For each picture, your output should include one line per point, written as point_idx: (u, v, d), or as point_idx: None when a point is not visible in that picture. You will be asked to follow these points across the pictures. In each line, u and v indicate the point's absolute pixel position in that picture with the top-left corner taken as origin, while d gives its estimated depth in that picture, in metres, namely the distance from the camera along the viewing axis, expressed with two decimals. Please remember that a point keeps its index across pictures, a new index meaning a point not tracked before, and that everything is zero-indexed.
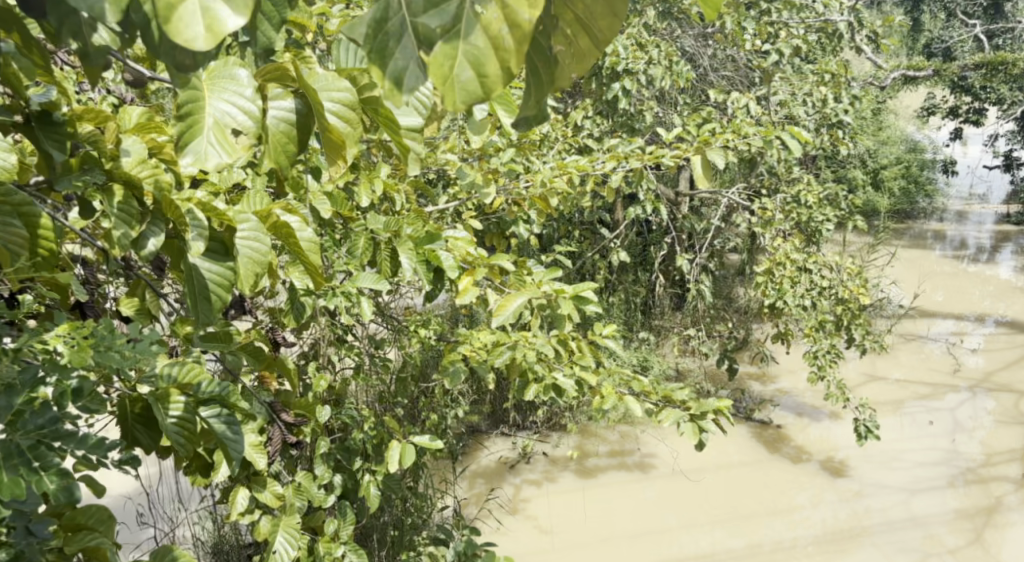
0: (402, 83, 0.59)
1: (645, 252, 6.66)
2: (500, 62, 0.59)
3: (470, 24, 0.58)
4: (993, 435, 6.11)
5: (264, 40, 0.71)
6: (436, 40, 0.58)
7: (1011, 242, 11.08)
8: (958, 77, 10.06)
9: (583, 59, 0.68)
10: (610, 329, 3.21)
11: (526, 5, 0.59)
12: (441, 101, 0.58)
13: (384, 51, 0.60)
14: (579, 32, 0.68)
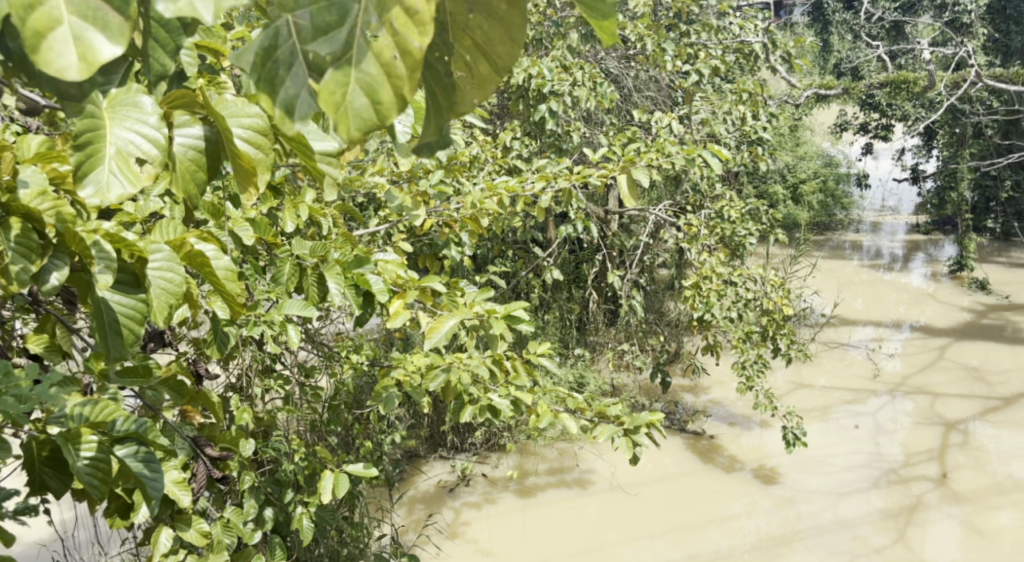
0: (294, 111, 0.59)
1: (577, 270, 6.74)
2: (393, 87, 0.59)
3: (361, 51, 0.58)
4: (913, 436, 6.31)
5: (159, 66, 0.71)
6: (327, 67, 0.58)
7: (923, 251, 11.52)
8: (867, 95, 10.44)
9: (484, 84, 0.68)
10: (543, 347, 3.22)
11: (416, 33, 0.59)
12: (335, 129, 0.58)
13: (275, 79, 0.59)
14: (477, 57, 0.68)
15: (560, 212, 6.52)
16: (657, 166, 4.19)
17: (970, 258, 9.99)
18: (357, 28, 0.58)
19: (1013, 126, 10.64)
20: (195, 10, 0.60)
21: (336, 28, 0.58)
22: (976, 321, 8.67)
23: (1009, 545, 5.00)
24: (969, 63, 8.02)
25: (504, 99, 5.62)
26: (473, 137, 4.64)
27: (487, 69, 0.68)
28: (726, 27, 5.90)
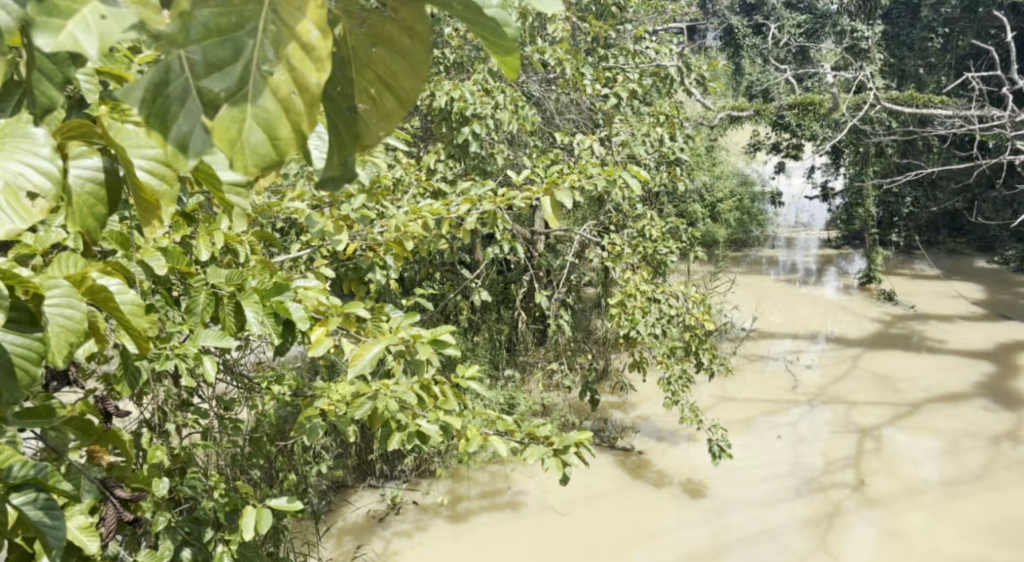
0: (188, 147, 0.62)
1: (505, 291, 6.76)
2: (291, 123, 0.64)
3: (258, 86, 0.62)
4: (830, 444, 6.49)
5: (44, 99, 0.77)
6: (222, 103, 0.62)
7: (835, 265, 11.92)
8: (777, 117, 10.78)
9: (388, 118, 0.74)
10: (472, 369, 3.21)
11: (313, 70, 0.64)
12: (231, 161, 0.62)
13: (167, 115, 0.62)
14: (382, 92, 0.74)
15: (486, 234, 6.54)
16: (579, 187, 4.25)
17: (878, 271, 10.38)
18: (253, 63, 0.62)
19: (912, 145, 11.15)
20: (78, 41, 0.63)
21: (230, 64, 0.61)
22: (886, 330, 9.00)
23: (925, 547, 5.16)
24: (869, 86, 8.38)
25: (427, 122, 5.63)
26: (397, 160, 4.63)
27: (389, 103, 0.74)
28: (643, 51, 6.04)
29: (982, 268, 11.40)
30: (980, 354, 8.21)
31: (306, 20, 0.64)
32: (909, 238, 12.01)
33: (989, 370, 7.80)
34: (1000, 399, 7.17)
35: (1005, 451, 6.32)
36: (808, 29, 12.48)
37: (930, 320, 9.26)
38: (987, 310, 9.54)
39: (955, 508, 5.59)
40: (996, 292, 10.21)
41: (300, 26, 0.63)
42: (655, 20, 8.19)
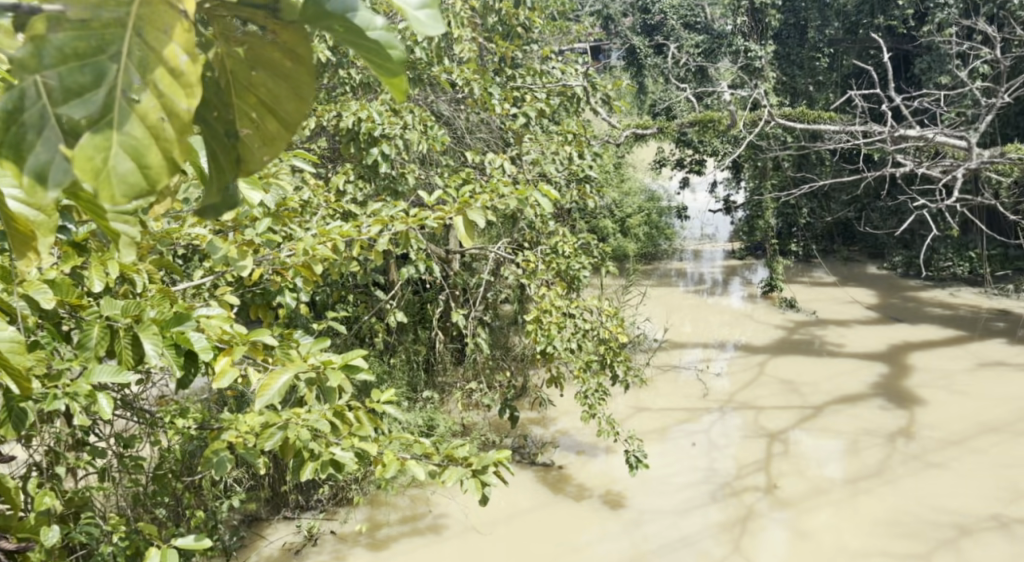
0: (49, 175, 0.85)
1: (422, 311, 6.76)
2: (159, 149, 0.85)
3: (125, 113, 0.84)
4: (741, 449, 6.65)
5: None
6: (84, 129, 0.83)
7: (739, 275, 12.25)
8: (680, 133, 11.02)
9: (271, 138, 1.08)
10: (387, 393, 3.16)
11: (181, 97, 0.87)
12: (98, 187, 0.83)
13: (22, 143, 0.85)
14: (265, 114, 1.08)
15: (400, 255, 6.47)
16: (490, 206, 4.24)
17: (779, 279, 10.72)
18: (113, 91, 0.84)
19: (806, 158, 11.58)
20: None
21: (92, 91, 0.83)
22: (788, 336, 9.29)
23: (832, 544, 5.32)
24: (764, 102, 8.67)
25: (335, 142, 5.54)
26: (305, 182, 4.56)
27: (271, 126, 1.08)
28: (549, 71, 6.09)
29: (874, 274, 11.88)
30: (875, 355, 8.55)
31: (172, 44, 0.86)
32: (807, 247, 12.47)
33: (884, 370, 8.13)
34: (894, 398, 7.48)
35: (901, 447, 6.59)
36: (706, 49, 12.89)
37: (829, 326, 9.60)
38: (880, 314, 9.95)
39: (858, 505, 5.79)
40: (888, 296, 10.65)
41: (167, 52, 0.86)
42: (560, 39, 8.30)
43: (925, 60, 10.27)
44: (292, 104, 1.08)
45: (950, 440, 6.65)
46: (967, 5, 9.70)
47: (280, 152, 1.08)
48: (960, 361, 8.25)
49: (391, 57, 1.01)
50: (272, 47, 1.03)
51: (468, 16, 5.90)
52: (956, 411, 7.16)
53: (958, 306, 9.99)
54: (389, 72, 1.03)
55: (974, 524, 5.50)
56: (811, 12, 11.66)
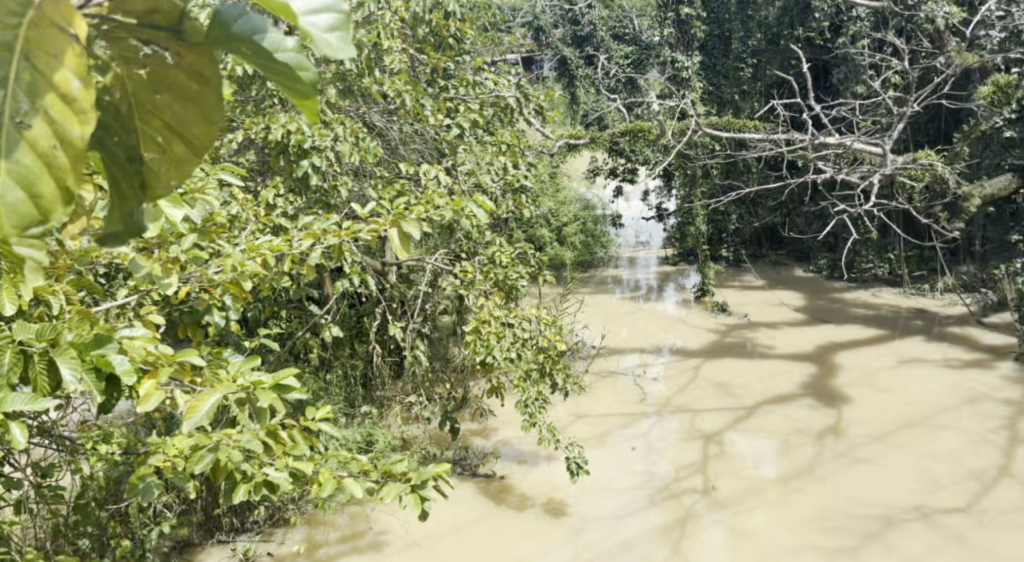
0: None
1: (359, 326, 6.72)
2: (51, 173, 1.01)
3: (18, 143, 0.99)
4: (678, 452, 6.74)
5: None
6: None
7: (673, 281, 12.43)
8: (612, 143, 11.14)
9: (178, 159, 1.18)
10: (322, 412, 3.10)
11: (74, 125, 1.02)
12: None
13: None
14: (173, 138, 1.18)
15: (335, 268, 6.39)
16: (425, 218, 4.23)
17: (711, 284, 10.91)
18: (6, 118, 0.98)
19: (733, 166, 11.83)
20: None
21: None
22: (721, 340, 9.47)
23: (769, 542, 5.43)
24: (691, 112, 8.82)
25: (265, 154, 5.46)
26: (233, 196, 4.48)
27: (181, 149, 1.19)
28: (482, 82, 6.10)
29: (801, 277, 12.19)
30: (804, 356, 8.76)
31: (64, 70, 1.00)
32: (737, 252, 12.74)
33: (813, 370, 8.34)
34: (822, 397, 7.67)
35: (829, 444, 6.77)
36: (635, 60, 13.09)
37: (759, 328, 9.81)
38: (808, 315, 10.22)
39: (791, 502, 5.92)
40: (814, 298, 10.94)
41: (59, 77, 1.00)
42: (493, 50, 8.32)
43: (840, 71, 10.62)
44: (198, 129, 1.19)
45: (876, 435, 6.85)
46: (878, 19, 10.09)
47: (185, 173, 1.17)
48: (883, 358, 8.51)
49: (304, 79, 1.09)
50: (181, 72, 1.15)
51: (398, 28, 5.86)
52: (881, 407, 7.38)
53: (879, 306, 10.31)
54: (303, 95, 1.10)
55: (899, 515, 5.68)
56: (734, 23, 12.15)
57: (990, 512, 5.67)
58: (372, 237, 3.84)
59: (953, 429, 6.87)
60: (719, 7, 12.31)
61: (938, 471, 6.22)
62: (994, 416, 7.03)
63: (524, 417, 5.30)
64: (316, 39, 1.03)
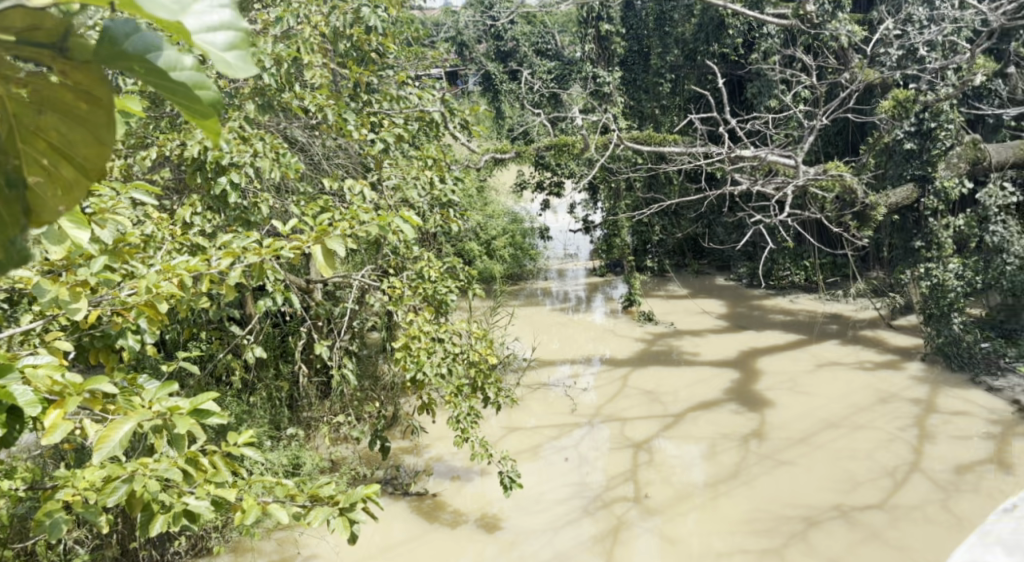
0: None
1: (283, 345, 6.59)
2: None
3: None
4: (609, 461, 6.79)
5: None
6: None
7: (600, 292, 12.56)
8: (537, 158, 11.03)
9: (62, 184, 1.21)
10: (245, 436, 3.03)
11: None
12: None
13: None
14: (56, 160, 1.21)
15: (258, 287, 6.24)
16: (351, 234, 4.22)
17: (637, 294, 11.06)
18: None
19: (656, 178, 12.03)
20: None
21: None
22: (647, 348, 9.59)
23: (700, 547, 5.53)
24: (613, 124, 8.92)
25: (181, 171, 5.32)
26: (148, 215, 4.34)
27: (66, 172, 1.22)
28: (405, 96, 6.05)
29: (722, 285, 12.46)
30: (727, 362, 8.94)
31: None
32: (661, 262, 12.96)
33: (736, 376, 8.51)
34: (746, 402, 7.83)
35: (754, 448, 6.91)
36: (558, 75, 13.22)
37: (685, 337, 9.96)
38: (730, 322, 10.44)
39: (720, 506, 6.02)
40: (735, 306, 11.19)
41: None
42: (416, 66, 8.27)
43: (753, 86, 10.93)
44: (87, 150, 1.21)
45: (797, 437, 7.03)
46: (788, 36, 10.45)
47: (73, 202, 1.22)
48: (802, 362, 8.74)
49: (202, 98, 1.12)
50: (67, 93, 1.16)
51: (319, 43, 5.79)
52: (802, 409, 7.58)
53: (797, 312, 10.61)
54: (200, 116, 1.13)
55: (821, 514, 5.84)
56: (653, 40, 12.26)
57: (905, 507, 5.89)
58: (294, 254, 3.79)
59: (869, 428, 7.10)
60: (637, 23, 12.54)
61: (858, 470, 6.41)
62: (906, 414, 7.30)
63: (456, 433, 5.28)
64: (211, 55, 1.07)
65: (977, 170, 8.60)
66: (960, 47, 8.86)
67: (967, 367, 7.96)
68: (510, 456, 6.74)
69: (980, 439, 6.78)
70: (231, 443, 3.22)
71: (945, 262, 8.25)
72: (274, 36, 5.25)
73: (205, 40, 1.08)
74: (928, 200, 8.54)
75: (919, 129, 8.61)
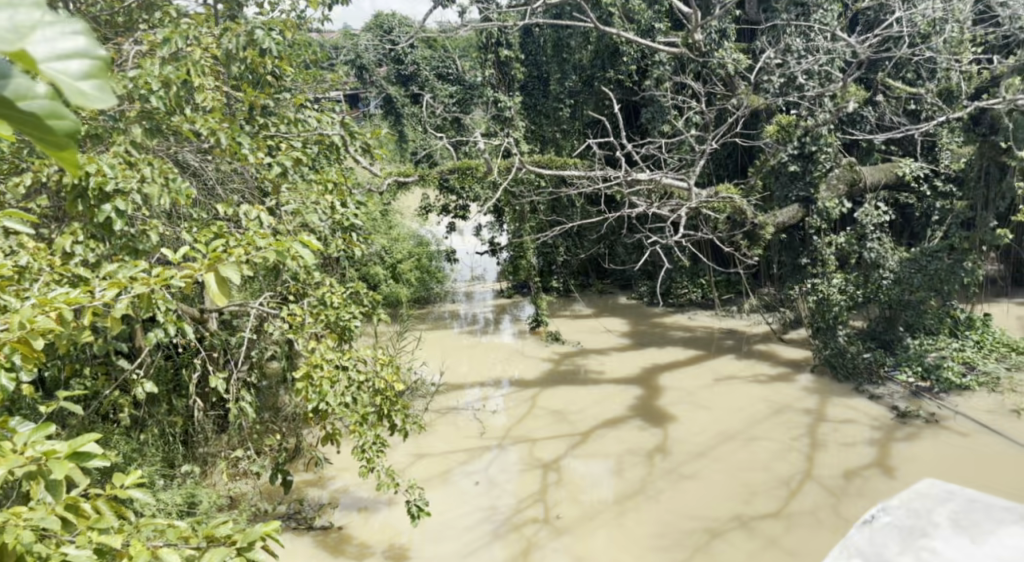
0: None
1: (176, 379, 6.37)
2: None
3: None
4: (518, 483, 6.83)
5: None
6: None
7: (508, 313, 12.65)
8: (441, 181, 11.06)
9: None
10: (132, 477, 3.10)
11: None
12: None
13: None
14: None
15: (149, 318, 6.03)
16: (247, 261, 4.21)
17: (544, 314, 11.17)
18: None
19: (558, 201, 12.23)
20: None
21: None
22: (554, 369, 9.69)
23: None
24: (515, 149, 8.95)
25: (61, 199, 5.13)
26: (25, 245, 4.17)
27: None
28: (304, 120, 6.01)
29: (625, 304, 12.70)
30: (631, 380, 9.11)
31: None
32: (565, 282, 13.13)
33: (639, 393, 8.69)
34: (649, 418, 7.99)
35: (658, 463, 7.05)
36: (459, 99, 13.36)
37: (590, 355, 10.12)
38: (632, 340, 10.66)
39: (626, 522, 6.15)
40: (637, 324, 11.42)
41: None
42: (315, 89, 8.17)
43: (647, 112, 11.22)
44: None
45: (699, 450, 7.21)
46: (679, 63, 10.84)
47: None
48: (702, 378, 8.98)
49: (59, 124, 1.99)
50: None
51: (211, 66, 5.68)
52: (702, 423, 7.79)
53: (695, 328, 10.91)
54: (61, 133, 1.99)
55: (722, 525, 6.04)
56: (552, 66, 12.35)
57: (799, 514, 6.13)
58: (185, 283, 3.76)
59: (764, 439, 7.35)
60: (536, 49, 12.67)
61: (755, 480, 6.64)
62: (798, 424, 7.59)
63: (363, 463, 5.23)
64: (76, 87, 1.95)
65: (854, 192, 9.15)
66: (835, 75, 9.38)
67: (852, 377, 8.29)
68: (418, 484, 6.70)
69: (865, 444, 7.10)
70: (118, 486, 3.27)
71: (829, 278, 8.63)
72: (162, 57, 5.16)
73: (68, 74, 1.95)
74: (812, 220, 8.90)
75: (801, 152, 9.07)
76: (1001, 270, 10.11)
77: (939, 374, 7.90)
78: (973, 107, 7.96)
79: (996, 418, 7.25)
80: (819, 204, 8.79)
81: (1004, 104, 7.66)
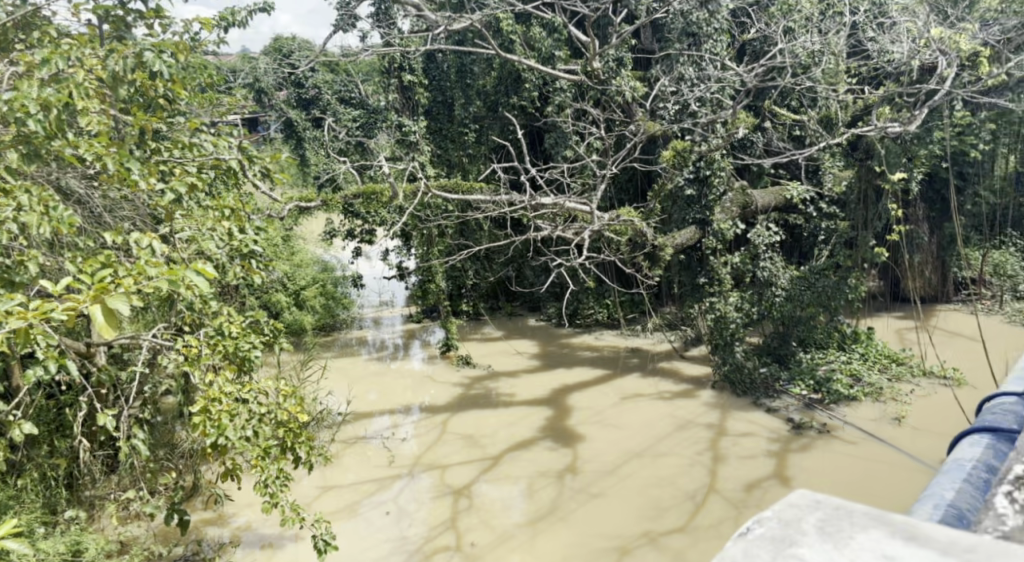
0: None
1: (59, 419, 6.09)
2: None
3: None
4: (428, 511, 6.78)
5: None
6: None
7: (417, 338, 12.58)
8: (345, 205, 10.95)
9: None
10: (8, 526, 3.08)
11: None
12: None
13: None
14: None
15: (29, 354, 5.76)
16: (136, 291, 4.09)
17: (453, 339, 11.14)
18: None
19: (465, 225, 12.29)
20: None
21: None
22: (461, 394, 9.66)
23: None
24: (418, 173, 8.84)
25: None
26: None
27: None
28: (199, 144, 5.82)
29: (533, 325, 12.79)
30: (539, 402, 9.16)
31: None
32: (474, 305, 13.16)
33: (547, 415, 8.73)
34: (559, 438, 8.05)
35: (567, 483, 7.10)
36: (363, 123, 13.36)
37: (500, 378, 10.13)
38: (541, 362, 10.75)
39: (536, 546, 6.20)
40: (546, 345, 11.51)
41: None
42: (212, 112, 8.06)
43: (549, 137, 11.41)
44: None
45: (608, 470, 7.30)
46: (578, 90, 11.14)
47: None
48: (608, 397, 9.11)
49: None
50: None
51: (97, 89, 5.50)
52: (609, 442, 7.88)
53: (601, 348, 11.07)
54: None
55: (630, 544, 6.15)
56: (455, 92, 12.46)
57: (703, 529, 6.29)
58: (68, 316, 3.64)
59: (669, 456, 7.51)
60: (439, 75, 12.73)
61: (662, 497, 6.76)
62: (700, 440, 7.77)
63: (265, 498, 5.12)
64: None
65: (747, 214, 9.48)
66: (726, 102, 9.74)
67: (749, 392, 8.54)
68: (327, 518, 6.60)
69: (765, 456, 7.32)
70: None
71: (726, 296, 8.88)
72: (42, 79, 4.99)
73: None
74: (708, 240, 9.19)
75: (697, 176, 9.33)
76: (883, 285, 10.65)
77: (830, 386, 8.23)
78: (849, 134, 8.36)
79: (881, 428, 7.60)
80: (714, 225, 9.12)
81: (876, 131, 8.14)
